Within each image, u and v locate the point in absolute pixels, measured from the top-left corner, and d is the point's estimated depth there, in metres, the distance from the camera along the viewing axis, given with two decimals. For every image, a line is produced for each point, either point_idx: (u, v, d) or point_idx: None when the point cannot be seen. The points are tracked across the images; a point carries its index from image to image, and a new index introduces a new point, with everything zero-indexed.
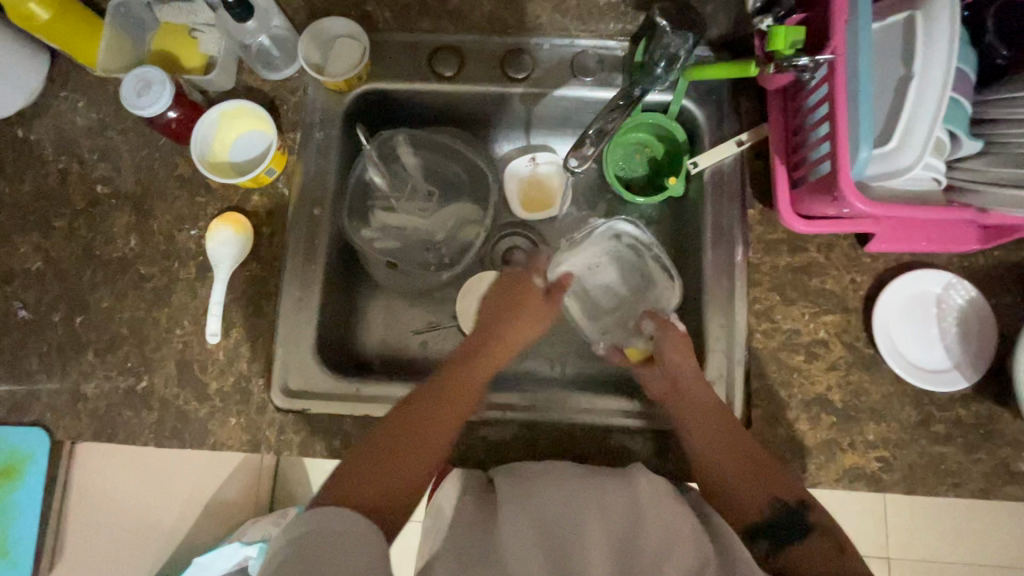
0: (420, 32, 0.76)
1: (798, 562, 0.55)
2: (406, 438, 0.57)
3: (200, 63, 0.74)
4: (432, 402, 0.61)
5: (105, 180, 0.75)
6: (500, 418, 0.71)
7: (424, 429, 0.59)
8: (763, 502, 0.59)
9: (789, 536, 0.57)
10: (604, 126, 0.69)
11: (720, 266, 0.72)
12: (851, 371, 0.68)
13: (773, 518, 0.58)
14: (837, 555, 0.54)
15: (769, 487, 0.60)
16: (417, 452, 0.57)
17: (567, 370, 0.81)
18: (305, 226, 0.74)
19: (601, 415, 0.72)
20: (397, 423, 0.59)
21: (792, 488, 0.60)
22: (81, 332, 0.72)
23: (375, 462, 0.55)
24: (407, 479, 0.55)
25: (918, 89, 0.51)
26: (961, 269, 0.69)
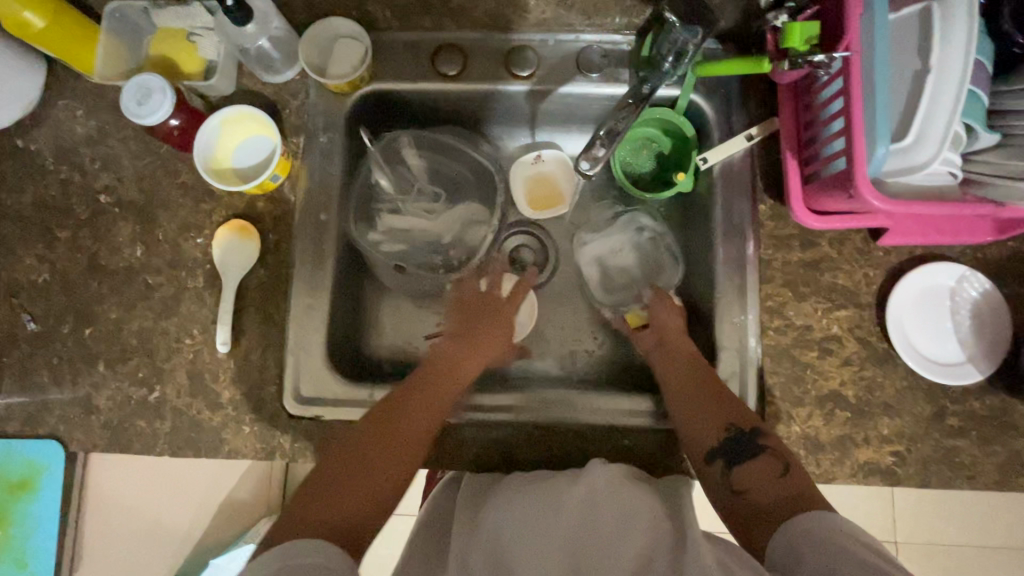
0: (422, 30, 0.75)
1: (754, 479, 0.57)
2: (379, 453, 0.58)
3: (199, 68, 0.73)
4: (401, 401, 0.63)
5: (107, 190, 0.74)
6: (497, 425, 0.71)
7: (391, 441, 0.59)
8: (716, 430, 0.61)
9: (738, 454, 0.59)
10: (614, 126, 0.66)
11: (732, 263, 0.71)
12: (864, 367, 0.68)
13: (727, 441, 0.60)
14: (780, 477, 0.56)
15: (719, 415, 0.62)
16: (392, 449, 0.59)
17: (578, 368, 0.81)
18: (312, 232, 0.73)
19: (613, 415, 0.71)
20: (367, 433, 0.60)
21: (741, 414, 0.62)
22: (90, 343, 0.72)
23: (349, 462, 0.58)
24: (384, 475, 0.57)
25: (935, 83, 0.50)
26: (974, 261, 0.69)
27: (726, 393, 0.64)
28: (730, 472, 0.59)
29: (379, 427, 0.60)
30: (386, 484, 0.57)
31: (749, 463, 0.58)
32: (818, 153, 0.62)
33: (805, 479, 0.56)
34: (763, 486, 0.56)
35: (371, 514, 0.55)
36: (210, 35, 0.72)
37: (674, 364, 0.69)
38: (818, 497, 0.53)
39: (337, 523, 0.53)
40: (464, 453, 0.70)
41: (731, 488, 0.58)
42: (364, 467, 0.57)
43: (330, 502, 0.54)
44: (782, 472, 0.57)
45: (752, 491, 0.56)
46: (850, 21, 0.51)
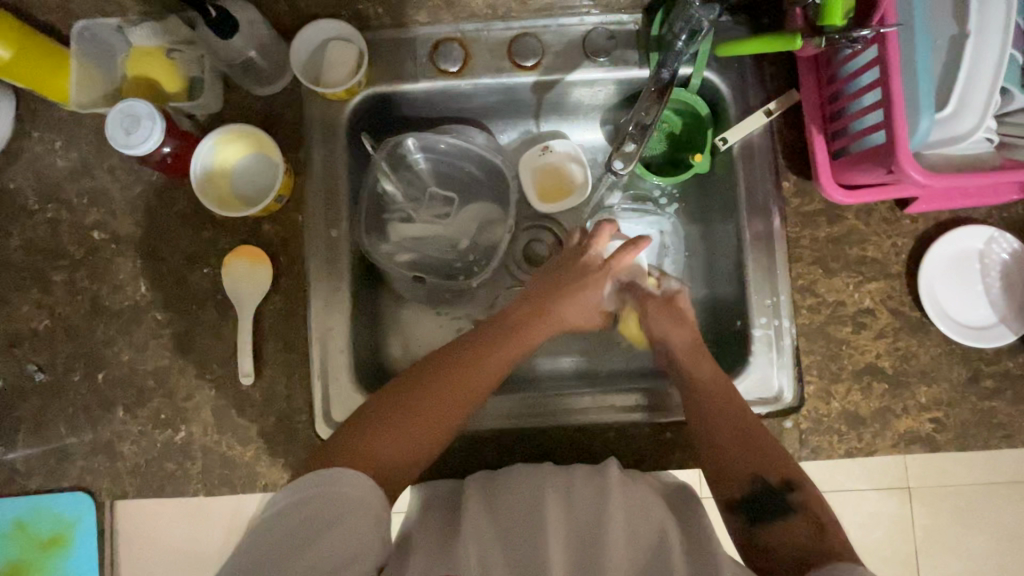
0: (417, 25, 0.71)
1: (781, 536, 0.55)
2: (432, 394, 0.59)
3: (182, 86, 0.68)
4: (463, 361, 0.62)
5: (100, 226, 0.70)
6: (516, 425, 0.70)
7: (446, 392, 0.59)
8: (746, 478, 0.59)
9: (768, 513, 0.57)
10: (643, 120, 0.66)
11: (761, 243, 0.69)
12: (899, 337, 0.67)
13: (755, 492, 0.58)
14: (814, 539, 0.54)
15: (751, 464, 0.59)
16: (443, 411, 0.58)
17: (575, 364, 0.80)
18: (325, 250, 0.70)
19: (608, 414, 0.70)
20: (427, 375, 0.60)
21: (777, 466, 0.59)
22: (105, 389, 0.69)
23: (399, 415, 0.57)
24: (426, 436, 0.57)
25: (974, 51, 0.49)
26: (999, 221, 0.68)
27: (767, 446, 0.60)
28: (751, 528, 0.57)
29: (437, 377, 0.60)
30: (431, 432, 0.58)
31: (778, 524, 0.56)
32: (846, 127, 0.60)
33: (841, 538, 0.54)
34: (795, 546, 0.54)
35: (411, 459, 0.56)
36: (193, 50, 0.68)
37: (708, 375, 0.65)
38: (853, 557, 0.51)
39: (386, 457, 0.55)
40: (497, 449, 0.69)
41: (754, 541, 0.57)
42: (412, 408, 0.58)
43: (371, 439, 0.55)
44: (812, 534, 0.54)
45: (775, 552, 0.55)
46: None
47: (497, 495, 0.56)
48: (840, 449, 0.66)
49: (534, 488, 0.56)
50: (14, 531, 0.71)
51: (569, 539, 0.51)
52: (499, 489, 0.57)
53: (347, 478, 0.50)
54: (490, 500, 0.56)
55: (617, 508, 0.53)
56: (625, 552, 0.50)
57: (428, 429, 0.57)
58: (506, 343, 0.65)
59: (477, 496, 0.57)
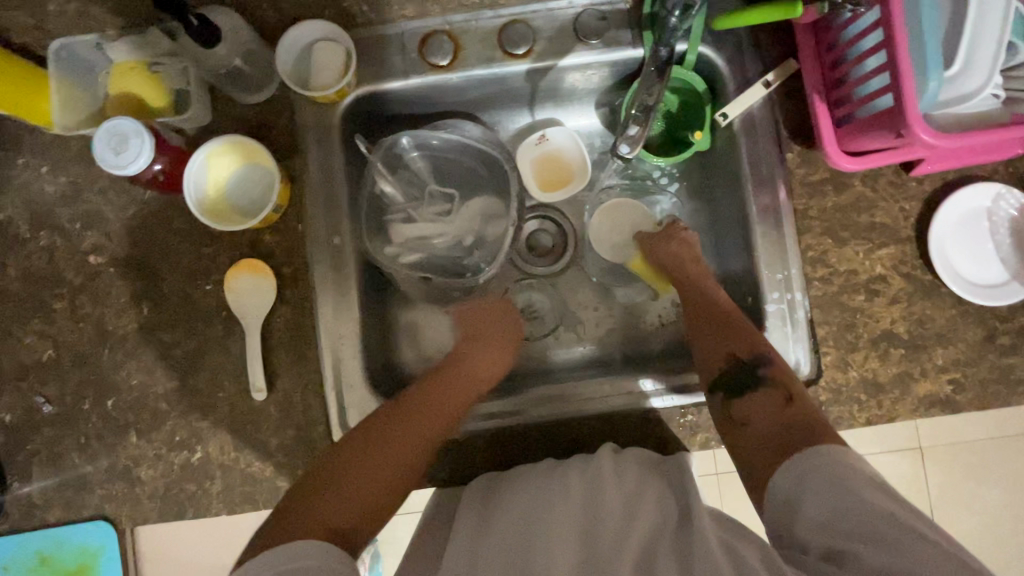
0: (404, 20, 0.69)
1: (754, 405, 0.62)
2: (379, 456, 0.58)
3: (168, 101, 0.66)
4: (398, 419, 0.61)
5: (97, 249, 0.68)
6: (523, 421, 0.69)
7: (394, 443, 0.59)
8: (720, 359, 0.65)
9: (743, 387, 0.63)
10: (645, 100, 0.66)
11: (769, 216, 0.68)
12: (913, 302, 0.67)
13: (730, 370, 0.64)
14: (783, 407, 0.60)
15: (724, 345, 0.66)
16: (381, 471, 0.57)
17: (590, 352, 0.79)
18: (329, 257, 0.68)
19: (630, 399, 0.69)
20: (367, 432, 0.59)
21: (750, 345, 0.65)
22: (116, 415, 0.67)
23: (334, 479, 0.56)
24: (366, 498, 0.56)
25: (979, 6, 0.48)
26: (1006, 176, 0.68)
27: (734, 320, 0.67)
28: (730, 405, 0.63)
29: (379, 436, 0.59)
30: (381, 492, 0.57)
31: (752, 395, 0.63)
32: (850, 93, 0.59)
33: (808, 404, 0.60)
34: (766, 412, 0.61)
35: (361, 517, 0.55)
36: (175, 61, 0.65)
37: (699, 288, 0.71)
38: (822, 420, 0.58)
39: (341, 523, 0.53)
40: (513, 445, 0.69)
41: (732, 420, 0.62)
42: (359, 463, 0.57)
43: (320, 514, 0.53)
44: (783, 403, 0.61)
45: (753, 424, 0.61)
46: None
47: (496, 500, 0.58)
48: (861, 418, 0.66)
49: (540, 488, 0.58)
50: (41, 562, 0.72)
51: (576, 535, 0.53)
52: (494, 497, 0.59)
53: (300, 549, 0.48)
54: (489, 507, 0.58)
55: (614, 492, 0.56)
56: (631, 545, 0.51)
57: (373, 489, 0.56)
58: (440, 391, 0.65)
59: (482, 503, 0.59)
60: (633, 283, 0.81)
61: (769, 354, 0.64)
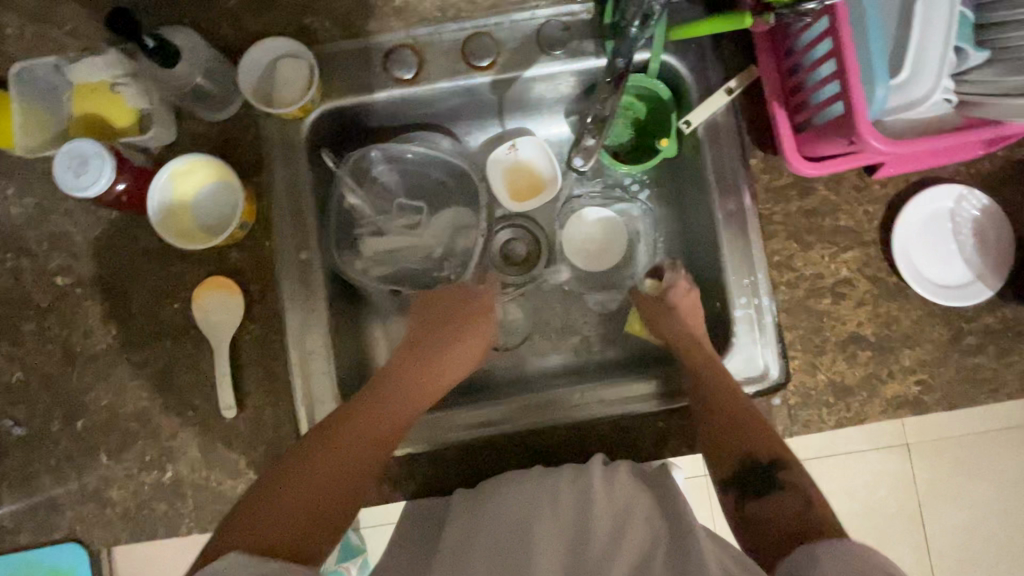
0: (367, 35, 0.69)
1: (768, 512, 0.57)
2: (331, 457, 0.55)
3: (133, 121, 0.66)
4: (354, 424, 0.58)
5: (64, 270, 0.68)
6: (502, 430, 0.69)
7: (350, 446, 0.56)
8: (733, 456, 0.61)
9: (758, 486, 0.59)
10: (599, 113, 0.67)
11: (734, 222, 0.69)
12: (879, 304, 0.67)
13: (744, 471, 0.60)
14: (801, 515, 0.54)
15: (732, 446, 0.61)
16: (335, 475, 0.54)
17: (563, 360, 0.80)
18: (296, 273, 0.68)
19: (620, 403, 0.70)
20: (318, 437, 0.56)
21: (765, 448, 0.61)
22: (86, 436, 0.67)
23: (288, 486, 0.52)
24: (321, 504, 0.52)
25: (926, 13, 0.48)
26: (969, 177, 0.68)
27: (745, 418, 0.62)
28: (741, 503, 0.59)
29: (335, 440, 0.56)
30: (336, 497, 0.54)
31: (769, 496, 0.58)
32: (806, 100, 0.60)
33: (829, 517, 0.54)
34: (781, 513, 0.56)
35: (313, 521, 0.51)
36: (134, 83, 0.65)
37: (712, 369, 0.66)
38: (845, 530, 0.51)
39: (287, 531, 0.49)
40: (490, 453, 0.69)
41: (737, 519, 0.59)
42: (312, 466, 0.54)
43: (264, 522, 0.49)
44: (800, 509, 0.55)
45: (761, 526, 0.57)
46: None
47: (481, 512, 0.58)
48: (830, 420, 0.66)
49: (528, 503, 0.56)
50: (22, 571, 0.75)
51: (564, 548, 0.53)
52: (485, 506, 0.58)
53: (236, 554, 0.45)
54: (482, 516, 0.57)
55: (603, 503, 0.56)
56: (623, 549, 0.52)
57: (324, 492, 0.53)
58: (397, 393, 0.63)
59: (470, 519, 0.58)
60: (605, 290, 0.81)
61: (788, 458, 0.59)
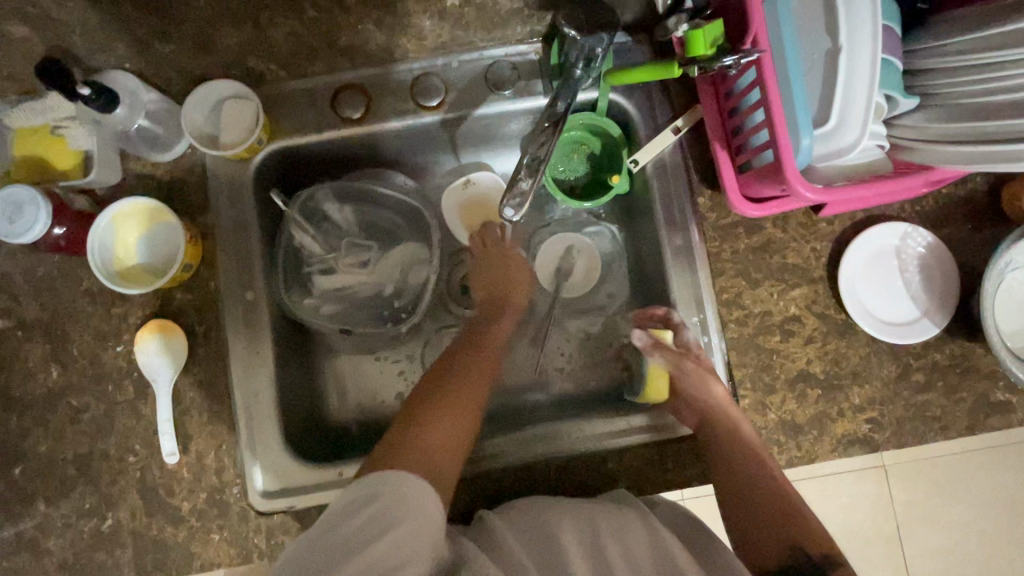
0: (315, 75, 0.68)
1: None
2: (457, 399, 0.60)
3: (76, 163, 0.65)
4: (459, 370, 0.64)
5: (5, 313, 0.67)
6: (500, 463, 0.68)
7: (464, 387, 0.62)
8: (780, 547, 0.58)
9: None
10: (536, 154, 0.65)
11: (681, 259, 0.69)
12: (828, 341, 0.67)
13: (790, 566, 0.57)
14: None
15: (778, 531, 0.59)
16: (454, 415, 0.59)
17: (524, 397, 0.79)
18: (243, 313, 0.68)
19: (608, 436, 0.69)
20: (457, 371, 0.63)
21: (814, 541, 0.57)
22: (24, 483, 0.66)
23: (418, 424, 0.57)
24: (446, 436, 0.57)
25: (847, 65, 0.49)
26: (913, 215, 0.69)
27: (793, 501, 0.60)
28: None
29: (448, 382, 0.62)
30: (464, 431, 0.58)
31: None
32: (745, 143, 0.60)
33: None
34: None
35: (454, 450, 0.56)
36: (79, 124, 0.64)
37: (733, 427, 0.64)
38: None
39: (428, 455, 0.54)
40: (494, 485, 0.68)
41: None
42: (442, 411, 0.59)
43: (416, 448, 0.54)
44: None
45: None
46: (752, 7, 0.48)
47: (495, 535, 0.56)
48: (782, 459, 0.66)
49: (573, 521, 0.56)
50: None
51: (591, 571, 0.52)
52: (522, 519, 0.57)
53: (408, 477, 0.51)
54: (502, 534, 0.55)
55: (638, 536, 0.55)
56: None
57: (460, 436, 0.58)
58: (483, 346, 0.68)
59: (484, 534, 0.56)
60: (564, 326, 0.81)
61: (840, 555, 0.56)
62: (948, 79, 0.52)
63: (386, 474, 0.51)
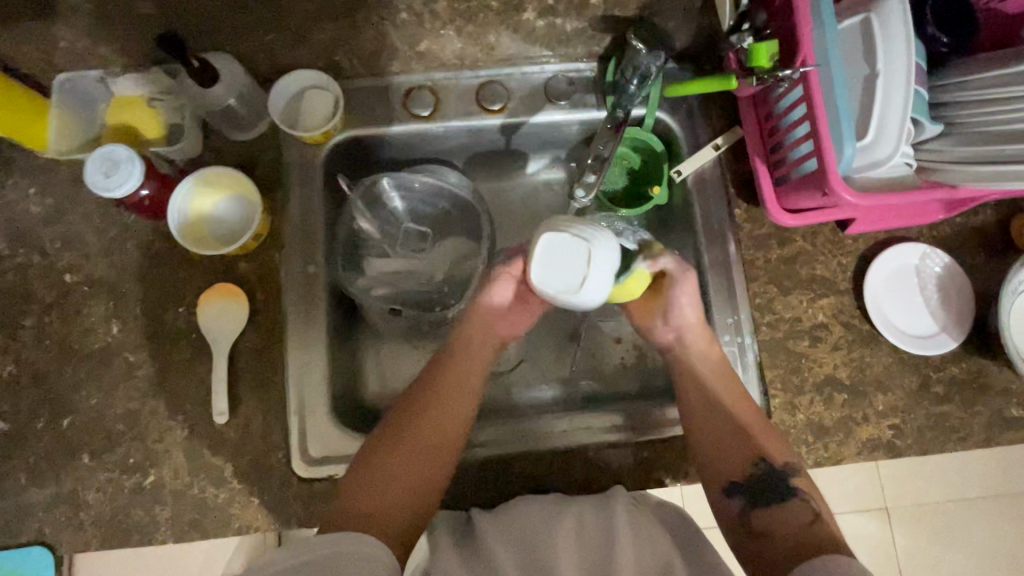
0: (389, 75, 0.74)
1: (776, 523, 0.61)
2: (409, 446, 0.65)
3: (162, 133, 0.70)
4: (411, 414, 0.67)
5: (73, 268, 0.70)
6: (538, 447, 0.71)
7: (418, 431, 0.66)
8: (745, 462, 0.65)
9: (766, 500, 0.63)
10: (601, 153, 0.70)
11: (718, 266, 0.74)
12: (853, 349, 0.72)
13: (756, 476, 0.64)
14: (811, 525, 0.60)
15: (741, 455, 0.65)
16: (407, 458, 0.64)
17: (553, 392, 0.82)
18: (302, 285, 0.71)
19: (610, 432, 0.72)
20: (410, 416, 0.67)
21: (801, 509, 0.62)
22: (71, 435, 0.67)
23: (374, 478, 0.62)
24: (404, 479, 0.63)
25: (884, 86, 0.56)
26: (931, 239, 0.74)
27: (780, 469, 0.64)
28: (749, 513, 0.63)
29: (401, 427, 0.66)
30: (419, 473, 0.64)
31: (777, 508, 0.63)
32: (784, 157, 0.66)
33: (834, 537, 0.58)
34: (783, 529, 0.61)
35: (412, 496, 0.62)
36: (173, 98, 0.70)
37: (695, 394, 0.69)
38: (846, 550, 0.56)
39: (379, 506, 0.61)
40: (528, 472, 0.71)
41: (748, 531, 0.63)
42: (391, 461, 0.64)
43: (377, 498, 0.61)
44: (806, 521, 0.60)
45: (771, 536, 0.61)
46: (803, 31, 0.55)
47: (487, 544, 0.61)
48: (809, 459, 0.69)
49: (546, 526, 0.62)
50: None
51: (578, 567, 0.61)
52: (512, 521, 0.63)
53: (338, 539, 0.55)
54: (491, 541, 0.61)
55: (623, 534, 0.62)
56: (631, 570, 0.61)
57: (415, 478, 0.63)
58: (443, 378, 0.70)
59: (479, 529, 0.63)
60: (598, 325, 0.84)
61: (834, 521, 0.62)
62: (973, 109, 0.59)
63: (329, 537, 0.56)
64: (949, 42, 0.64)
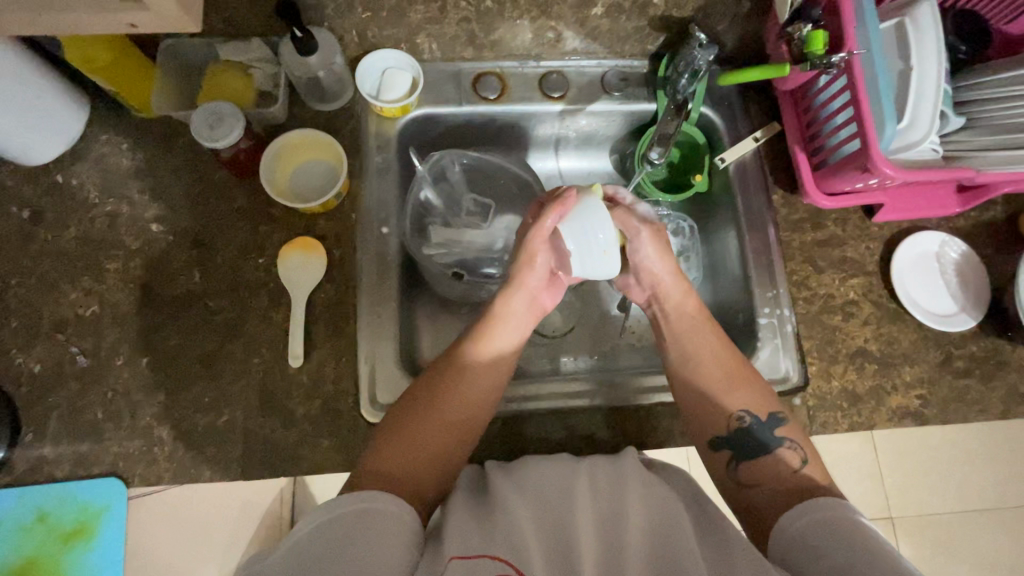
0: (460, 60, 0.82)
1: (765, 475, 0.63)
2: (436, 418, 0.64)
3: (251, 96, 0.75)
4: (436, 386, 0.66)
5: (159, 219, 0.74)
6: (589, 402, 0.74)
7: (447, 406, 0.65)
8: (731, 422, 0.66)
9: (750, 451, 0.65)
10: (665, 130, 0.80)
11: (758, 246, 0.80)
12: (881, 324, 0.78)
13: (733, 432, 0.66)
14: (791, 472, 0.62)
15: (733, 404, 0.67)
16: (433, 429, 0.64)
17: (593, 361, 0.87)
18: (375, 244, 0.76)
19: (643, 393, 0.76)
20: (435, 387, 0.66)
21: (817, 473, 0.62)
22: (149, 373, 0.69)
23: (400, 444, 0.62)
24: (430, 448, 0.63)
25: (918, 77, 0.64)
26: (949, 229, 0.82)
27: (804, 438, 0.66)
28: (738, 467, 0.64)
29: (428, 398, 0.65)
30: (445, 442, 0.64)
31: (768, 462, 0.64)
32: (823, 144, 0.74)
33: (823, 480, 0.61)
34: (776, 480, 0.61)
35: (437, 464, 0.63)
36: (269, 66, 0.75)
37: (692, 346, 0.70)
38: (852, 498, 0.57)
39: (404, 471, 0.61)
40: (581, 430, 0.73)
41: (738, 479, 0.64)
42: (418, 430, 0.63)
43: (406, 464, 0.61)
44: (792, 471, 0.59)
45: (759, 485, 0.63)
46: (848, 27, 0.64)
47: (501, 500, 0.58)
48: (844, 423, 0.74)
49: (563, 485, 0.59)
50: (33, 524, 0.68)
51: (597, 538, 0.55)
52: (525, 480, 0.60)
53: (369, 495, 0.56)
54: (507, 498, 0.58)
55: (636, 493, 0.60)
56: (644, 545, 0.56)
57: (442, 447, 0.64)
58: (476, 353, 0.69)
59: (492, 491, 0.59)
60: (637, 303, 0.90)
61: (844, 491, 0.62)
62: (993, 106, 0.67)
63: (363, 493, 0.56)
64: (968, 50, 0.73)
